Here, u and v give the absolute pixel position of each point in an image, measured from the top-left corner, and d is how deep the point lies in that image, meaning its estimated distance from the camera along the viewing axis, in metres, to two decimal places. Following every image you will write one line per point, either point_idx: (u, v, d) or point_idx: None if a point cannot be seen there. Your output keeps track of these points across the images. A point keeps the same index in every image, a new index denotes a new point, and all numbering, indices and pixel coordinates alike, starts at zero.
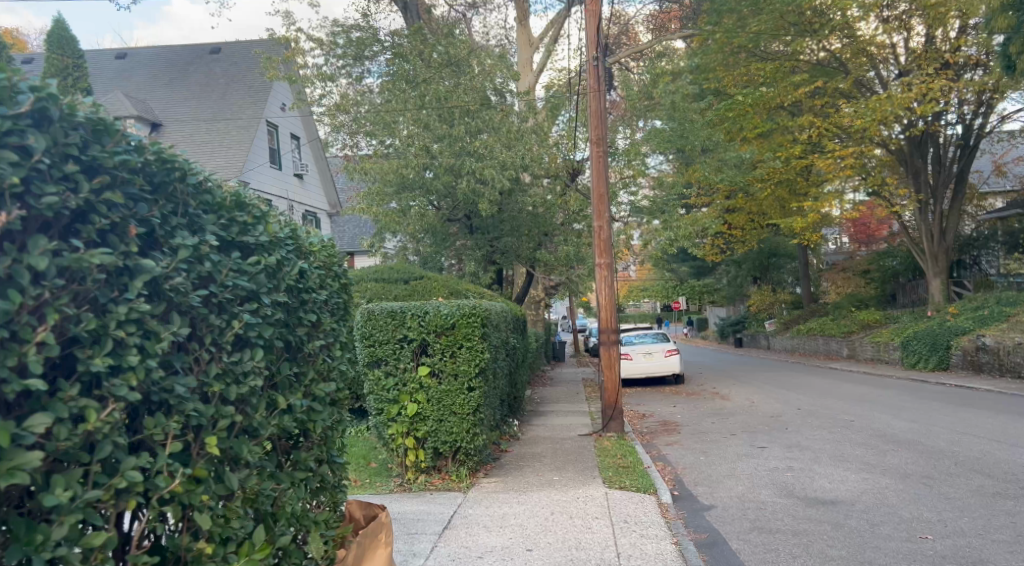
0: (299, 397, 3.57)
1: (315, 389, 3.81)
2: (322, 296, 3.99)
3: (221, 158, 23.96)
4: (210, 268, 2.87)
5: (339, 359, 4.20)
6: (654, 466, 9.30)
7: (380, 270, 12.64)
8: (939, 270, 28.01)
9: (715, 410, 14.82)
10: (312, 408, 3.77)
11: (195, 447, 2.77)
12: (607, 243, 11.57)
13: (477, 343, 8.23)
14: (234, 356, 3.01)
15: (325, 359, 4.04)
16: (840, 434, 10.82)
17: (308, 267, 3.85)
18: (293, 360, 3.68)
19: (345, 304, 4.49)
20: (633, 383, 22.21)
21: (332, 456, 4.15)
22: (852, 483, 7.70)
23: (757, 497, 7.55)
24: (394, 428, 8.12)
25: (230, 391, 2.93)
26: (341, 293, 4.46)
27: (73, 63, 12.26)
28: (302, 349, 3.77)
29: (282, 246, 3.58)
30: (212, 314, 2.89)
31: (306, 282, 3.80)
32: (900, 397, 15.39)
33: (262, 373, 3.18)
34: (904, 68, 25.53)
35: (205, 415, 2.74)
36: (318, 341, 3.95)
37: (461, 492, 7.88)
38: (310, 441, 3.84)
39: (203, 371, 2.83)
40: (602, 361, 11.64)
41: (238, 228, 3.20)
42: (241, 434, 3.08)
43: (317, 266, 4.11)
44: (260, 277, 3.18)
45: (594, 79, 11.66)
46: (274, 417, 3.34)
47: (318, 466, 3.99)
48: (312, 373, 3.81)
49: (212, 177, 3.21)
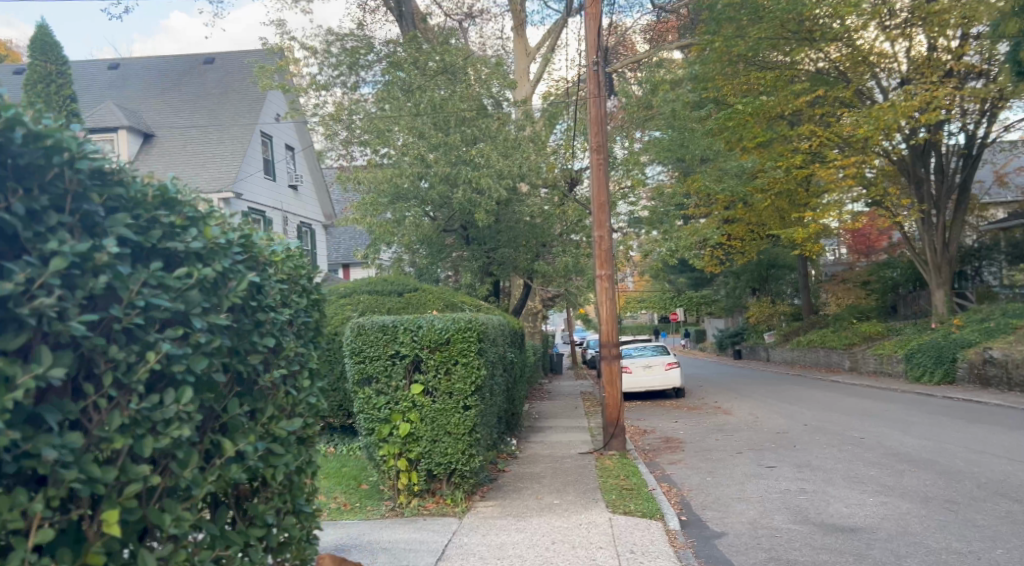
0: (252, 442, 3.14)
1: (276, 428, 3.39)
2: (283, 316, 3.57)
3: (215, 170, 23.61)
4: (107, 281, 2.42)
5: (305, 392, 3.80)
6: (659, 488, 8.87)
7: (373, 282, 12.23)
8: (943, 281, 27.65)
9: (719, 426, 14.40)
10: (271, 451, 3.35)
11: (92, 526, 2.43)
12: (607, 254, 11.16)
13: (473, 359, 7.81)
14: (150, 400, 2.57)
15: (289, 392, 3.64)
16: (850, 452, 10.43)
17: (264, 281, 3.44)
18: (247, 395, 3.32)
19: (315, 324, 4.11)
20: (633, 397, 21.76)
21: (298, 506, 3.73)
22: (870, 508, 7.30)
23: (769, 522, 7.12)
24: (385, 449, 7.68)
25: (142, 446, 2.50)
26: (310, 312, 4.07)
27: (57, 72, 11.87)
28: (257, 381, 3.37)
29: (224, 248, 3.13)
30: (113, 346, 2.46)
31: (263, 300, 3.41)
32: (907, 412, 15.03)
33: (193, 418, 2.74)
34: (904, 77, 25.31)
35: (98, 483, 2.31)
36: (278, 368, 3.54)
37: (457, 517, 7.43)
38: (269, 489, 3.49)
39: (99, 425, 2.43)
40: (603, 377, 11.20)
41: (159, 231, 2.84)
42: (164, 497, 2.75)
43: (279, 279, 3.71)
44: (190, 293, 2.77)
45: (595, 84, 11.29)
46: (213, 474, 2.95)
47: (281, 520, 3.56)
48: (271, 410, 3.40)
49: (125, 166, 2.84)
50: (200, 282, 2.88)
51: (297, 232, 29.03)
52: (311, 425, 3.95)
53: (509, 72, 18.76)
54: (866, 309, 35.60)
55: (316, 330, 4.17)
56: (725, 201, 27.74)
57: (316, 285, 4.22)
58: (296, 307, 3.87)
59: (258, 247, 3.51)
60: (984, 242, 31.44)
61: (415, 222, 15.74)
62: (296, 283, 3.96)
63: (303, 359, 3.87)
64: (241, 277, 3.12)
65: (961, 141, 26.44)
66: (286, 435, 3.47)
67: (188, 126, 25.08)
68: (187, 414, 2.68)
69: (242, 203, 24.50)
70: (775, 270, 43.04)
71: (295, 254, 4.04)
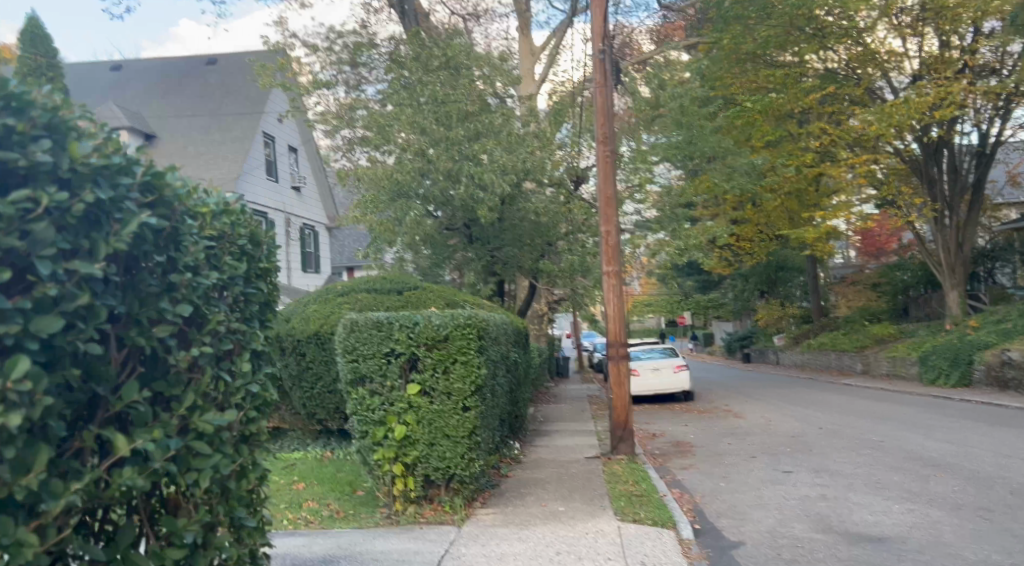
0: (159, 436, 2.68)
1: (199, 422, 2.90)
2: (206, 281, 3.11)
3: (216, 171, 23.24)
4: None
5: (242, 379, 3.36)
6: (671, 494, 8.41)
7: (372, 281, 11.84)
8: (957, 282, 27.02)
9: (730, 430, 13.92)
10: (193, 449, 2.89)
11: None
12: (615, 250, 10.72)
13: (473, 358, 7.38)
14: None
15: (218, 379, 3.19)
16: (870, 456, 9.96)
17: (181, 236, 3.02)
18: (151, 377, 2.90)
19: (257, 301, 3.68)
20: (641, 401, 21.28)
21: (235, 517, 3.29)
22: (897, 516, 6.84)
23: (789, 531, 6.67)
24: (380, 453, 7.24)
25: None
26: (249, 284, 3.64)
27: (46, 64, 11.58)
28: (166, 358, 2.93)
29: (108, 175, 2.57)
30: None
31: (175, 259, 2.98)
32: (924, 414, 14.52)
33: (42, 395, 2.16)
34: (917, 74, 24.64)
35: None
36: (198, 345, 3.05)
37: (456, 526, 6.99)
38: (191, 498, 3.03)
39: None
40: (610, 378, 10.74)
41: None
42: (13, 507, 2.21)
43: (207, 240, 3.27)
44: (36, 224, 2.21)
45: (601, 73, 10.87)
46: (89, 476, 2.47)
47: (209, 534, 3.10)
48: (192, 398, 2.93)
49: None
50: (51, 209, 2.33)
51: (299, 234, 28.67)
52: (255, 418, 3.46)
53: (513, 69, 18.38)
54: (877, 311, 34.98)
55: (258, 305, 3.67)
56: (734, 201, 27.24)
57: (259, 254, 3.76)
58: (228, 272, 3.37)
59: (177, 191, 3.01)
60: (998, 243, 30.86)
61: (416, 220, 15.34)
62: (227, 244, 3.46)
63: (234, 338, 3.38)
64: (130, 218, 2.59)
65: (975, 140, 25.91)
66: (213, 431, 2.98)
67: (189, 127, 24.79)
68: (20, 395, 2.05)
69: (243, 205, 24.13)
70: (784, 272, 42.48)
71: (230, 209, 3.52)
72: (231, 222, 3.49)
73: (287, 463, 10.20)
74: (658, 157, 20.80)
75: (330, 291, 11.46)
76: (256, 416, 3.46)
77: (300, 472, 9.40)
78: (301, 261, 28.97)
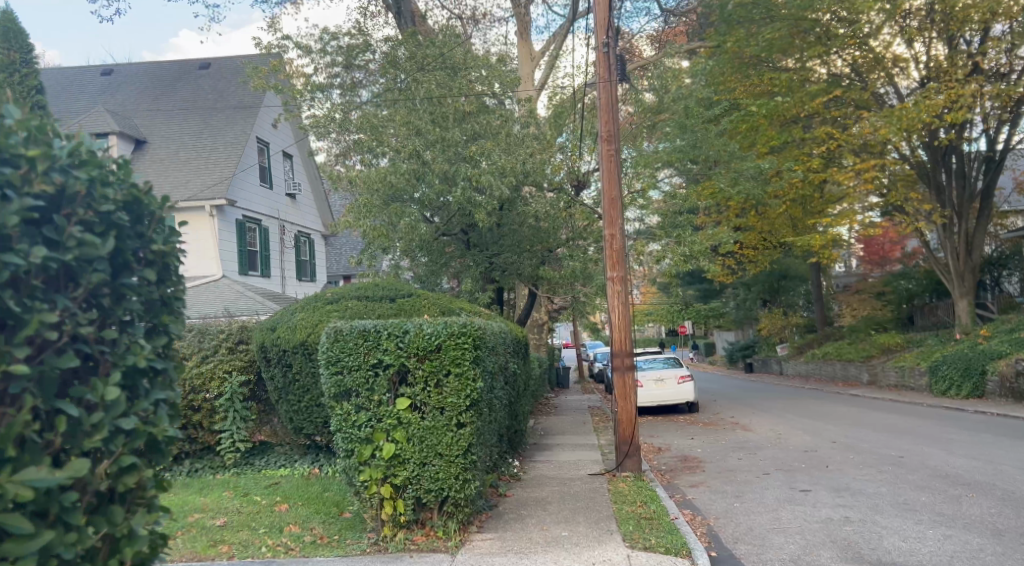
0: None
1: (10, 483, 2.25)
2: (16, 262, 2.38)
3: (207, 177, 22.66)
4: None
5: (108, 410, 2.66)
6: (683, 517, 7.78)
7: (364, 287, 11.28)
8: (966, 290, 26.44)
9: (739, 444, 13.29)
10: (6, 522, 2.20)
11: None
12: (620, 254, 10.17)
13: (468, 370, 6.78)
14: None
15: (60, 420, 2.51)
16: (892, 473, 9.35)
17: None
18: None
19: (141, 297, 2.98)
20: (644, 413, 20.64)
21: None
22: (934, 543, 6.24)
23: (816, 561, 6.05)
24: (366, 473, 6.64)
25: None
26: (124, 273, 2.92)
27: (20, 59, 11.06)
28: None
29: None
30: None
31: None
32: (940, 427, 13.91)
33: None
34: (924, 78, 24.17)
35: None
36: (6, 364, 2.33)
37: (449, 555, 6.37)
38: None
39: None
40: (615, 390, 10.12)
41: None
42: None
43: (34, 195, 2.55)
44: None
45: (604, 68, 10.35)
46: None
47: None
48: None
49: None
50: None
51: (294, 242, 28.09)
52: (131, 467, 2.80)
53: (512, 70, 17.86)
54: (881, 320, 34.25)
55: (138, 303, 2.93)
56: (739, 207, 26.69)
57: (145, 231, 3.04)
58: (73, 250, 2.61)
59: None
60: (1005, 251, 30.32)
61: (411, 225, 14.77)
62: (76, 210, 2.70)
63: (88, 354, 2.71)
64: None
65: (983, 146, 25.43)
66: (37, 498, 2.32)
67: (181, 132, 24.34)
68: None
69: (236, 211, 23.58)
70: (786, 281, 41.95)
71: (93, 161, 2.80)
72: (90, 179, 2.76)
73: (271, 481, 9.60)
74: (660, 162, 20.27)
75: (319, 298, 10.90)
76: (131, 464, 2.80)
77: (284, 492, 8.82)
78: (296, 269, 28.37)
